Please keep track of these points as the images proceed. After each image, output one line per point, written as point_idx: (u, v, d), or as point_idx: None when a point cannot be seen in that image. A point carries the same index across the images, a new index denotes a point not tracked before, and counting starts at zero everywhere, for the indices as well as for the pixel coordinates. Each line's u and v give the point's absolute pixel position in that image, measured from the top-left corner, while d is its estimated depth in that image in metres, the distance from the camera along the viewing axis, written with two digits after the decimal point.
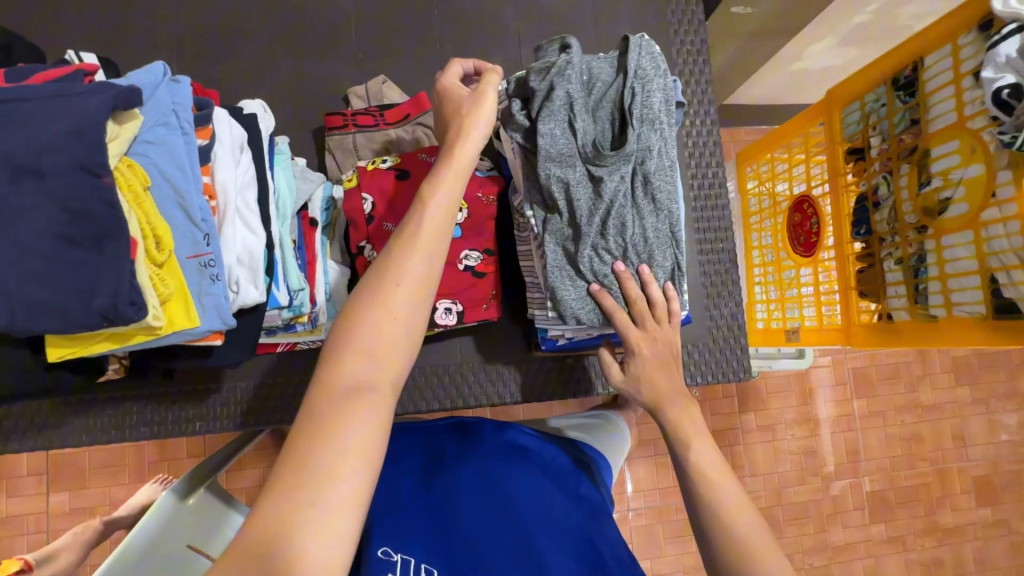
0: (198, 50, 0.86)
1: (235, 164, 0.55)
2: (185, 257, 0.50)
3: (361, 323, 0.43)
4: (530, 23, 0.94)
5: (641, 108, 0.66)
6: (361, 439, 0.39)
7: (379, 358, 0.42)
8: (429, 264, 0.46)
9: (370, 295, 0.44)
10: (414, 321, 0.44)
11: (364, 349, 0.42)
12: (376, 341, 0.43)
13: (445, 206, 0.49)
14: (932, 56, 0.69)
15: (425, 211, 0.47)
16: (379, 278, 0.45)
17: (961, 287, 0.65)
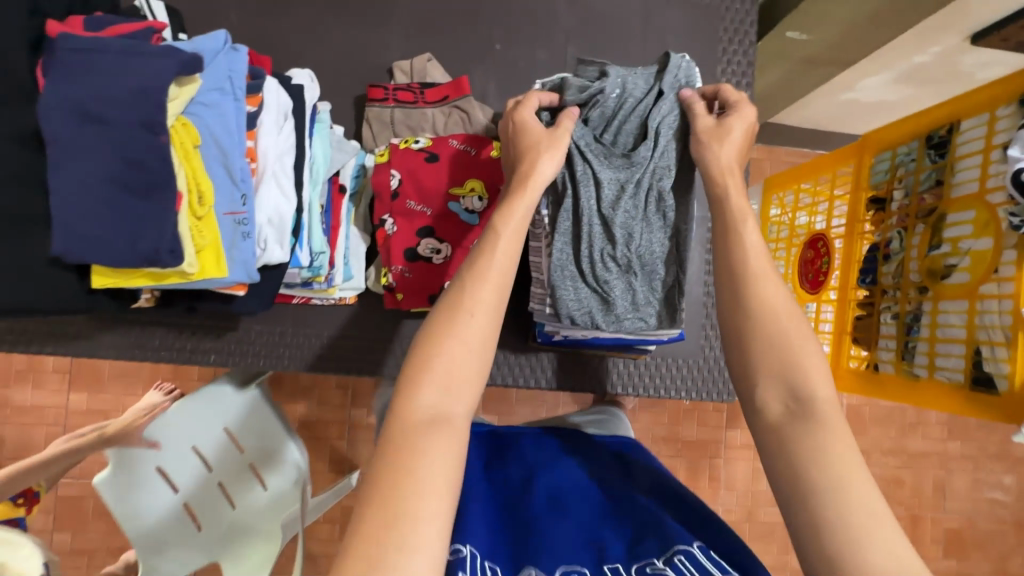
0: (257, 3, 0.89)
1: (277, 130, 0.59)
2: (222, 213, 0.54)
3: (438, 354, 0.47)
4: (582, 20, 0.94)
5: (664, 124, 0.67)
6: (440, 472, 0.42)
7: (445, 389, 0.46)
8: (497, 297, 0.50)
9: (445, 323, 0.48)
10: (479, 355, 0.48)
11: (442, 384, 0.46)
12: (449, 372, 0.46)
13: (512, 239, 0.53)
14: (970, 121, 0.69)
15: (498, 241, 0.52)
16: (454, 308, 0.49)
17: (947, 352, 0.67)
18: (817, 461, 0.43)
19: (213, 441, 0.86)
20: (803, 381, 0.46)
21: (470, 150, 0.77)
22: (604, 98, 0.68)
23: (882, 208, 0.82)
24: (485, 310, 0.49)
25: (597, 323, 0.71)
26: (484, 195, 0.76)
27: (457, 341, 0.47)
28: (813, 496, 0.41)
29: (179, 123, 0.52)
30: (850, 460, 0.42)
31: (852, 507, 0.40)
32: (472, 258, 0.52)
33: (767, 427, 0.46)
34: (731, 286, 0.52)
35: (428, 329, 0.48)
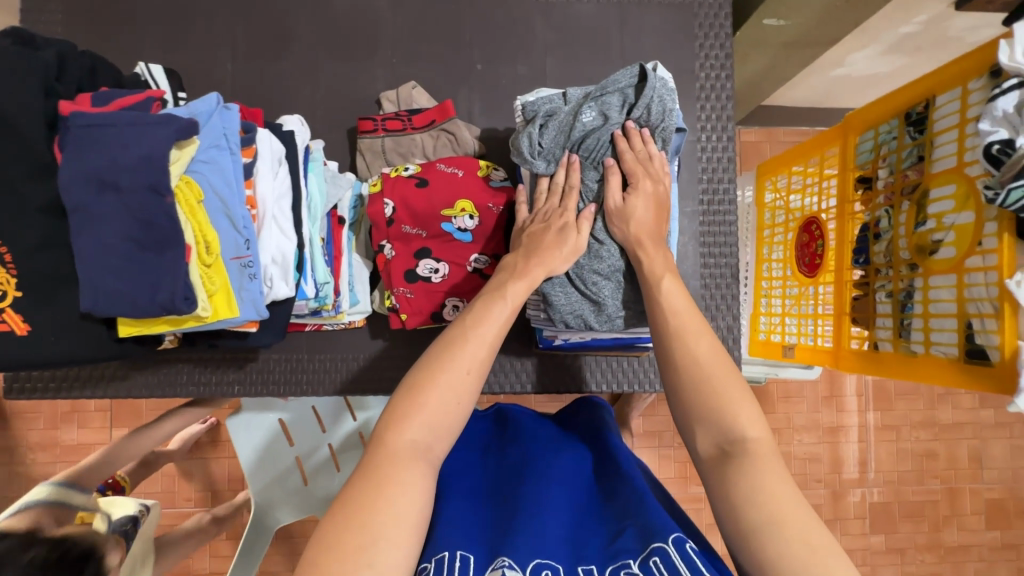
0: (250, 51, 0.94)
1: (273, 176, 0.64)
2: (229, 258, 0.59)
3: (427, 399, 0.55)
4: (560, 31, 0.97)
5: (623, 150, 0.71)
6: (413, 501, 0.49)
7: (432, 432, 0.54)
8: (484, 358, 0.59)
9: (437, 377, 0.56)
10: (462, 410, 0.56)
11: (428, 426, 0.54)
12: (437, 417, 0.55)
13: (502, 317, 0.63)
14: (944, 97, 0.69)
15: (495, 309, 0.62)
16: (452, 362, 0.57)
17: (941, 327, 0.68)
18: (746, 489, 0.49)
19: (331, 409, 1.01)
20: (732, 421, 0.53)
21: (458, 172, 0.80)
22: (585, 121, 0.72)
23: (869, 189, 0.83)
24: (476, 378, 0.58)
25: (591, 325, 0.74)
26: (475, 214, 0.80)
27: (450, 392, 0.56)
28: (739, 521, 0.48)
29: (183, 182, 0.56)
30: (778, 487, 0.48)
31: (783, 532, 0.46)
32: (466, 318, 0.62)
33: (708, 466, 0.53)
34: (663, 350, 0.60)
35: (426, 371, 0.57)
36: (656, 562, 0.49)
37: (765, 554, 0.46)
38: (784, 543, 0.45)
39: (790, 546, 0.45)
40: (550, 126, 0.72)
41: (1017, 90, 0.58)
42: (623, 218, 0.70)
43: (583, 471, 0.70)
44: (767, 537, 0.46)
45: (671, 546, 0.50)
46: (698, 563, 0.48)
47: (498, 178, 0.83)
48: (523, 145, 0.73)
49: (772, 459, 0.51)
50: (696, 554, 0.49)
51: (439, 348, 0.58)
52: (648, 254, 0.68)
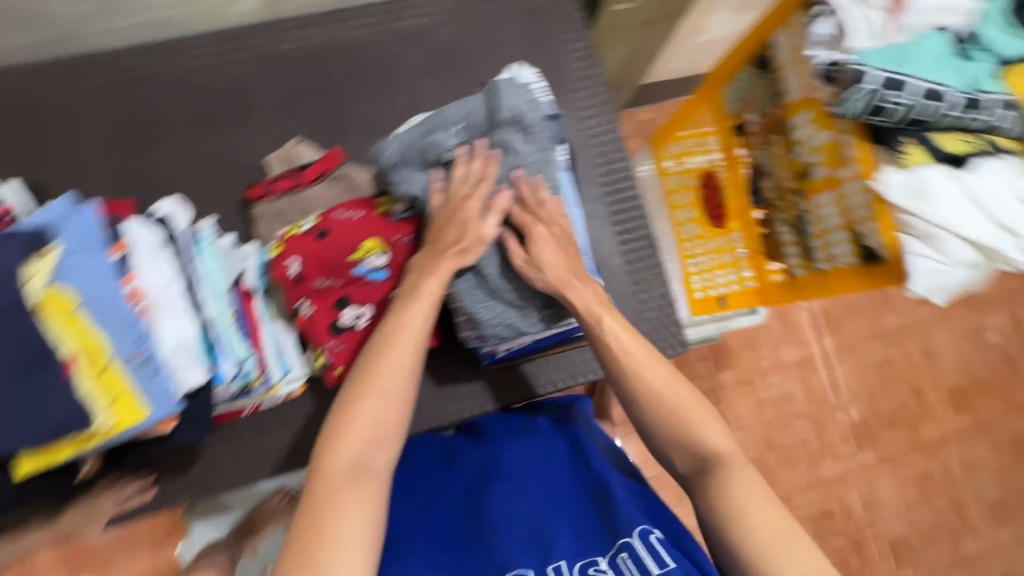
0: (119, 148, 0.91)
1: (155, 265, 0.62)
2: (125, 358, 0.55)
3: (359, 414, 0.59)
4: (429, 58, 0.99)
5: (471, 167, 0.73)
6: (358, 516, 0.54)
7: (366, 445, 0.58)
8: (406, 359, 0.63)
9: (366, 389, 0.60)
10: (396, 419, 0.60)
11: (362, 440, 0.58)
12: (373, 431, 0.59)
13: (424, 314, 0.66)
14: (778, 35, 0.75)
15: (416, 307, 0.66)
16: (378, 371, 0.61)
17: (835, 241, 0.72)
18: (728, 497, 0.55)
19: None
20: (700, 433, 0.59)
21: (355, 215, 0.79)
22: (449, 143, 0.74)
23: (744, 131, 0.88)
24: (406, 382, 0.62)
25: (522, 328, 0.74)
26: (384, 251, 0.79)
27: (379, 400, 0.60)
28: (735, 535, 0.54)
29: (51, 294, 0.53)
30: (751, 496, 0.55)
31: (754, 521, 0.54)
32: (389, 321, 0.66)
33: (697, 481, 0.58)
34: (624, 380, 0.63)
35: (354, 388, 0.61)
36: (625, 559, 0.62)
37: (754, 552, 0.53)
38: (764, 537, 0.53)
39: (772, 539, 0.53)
40: (416, 149, 0.75)
41: (826, 15, 0.63)
42: (536, 266, 0.71)
43: (548, 452, 0.79)
44: (743, 537, 0.54)
45: (637, 541, 0.63)
46: (663, 555, 0.61)
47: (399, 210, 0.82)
48: (386, 153, 0.75)
49: (744, 462, 0.58)
50: (659, 544, 0.63)
51: (363, 364, 0.63)
52: (575, 289, 0.69)
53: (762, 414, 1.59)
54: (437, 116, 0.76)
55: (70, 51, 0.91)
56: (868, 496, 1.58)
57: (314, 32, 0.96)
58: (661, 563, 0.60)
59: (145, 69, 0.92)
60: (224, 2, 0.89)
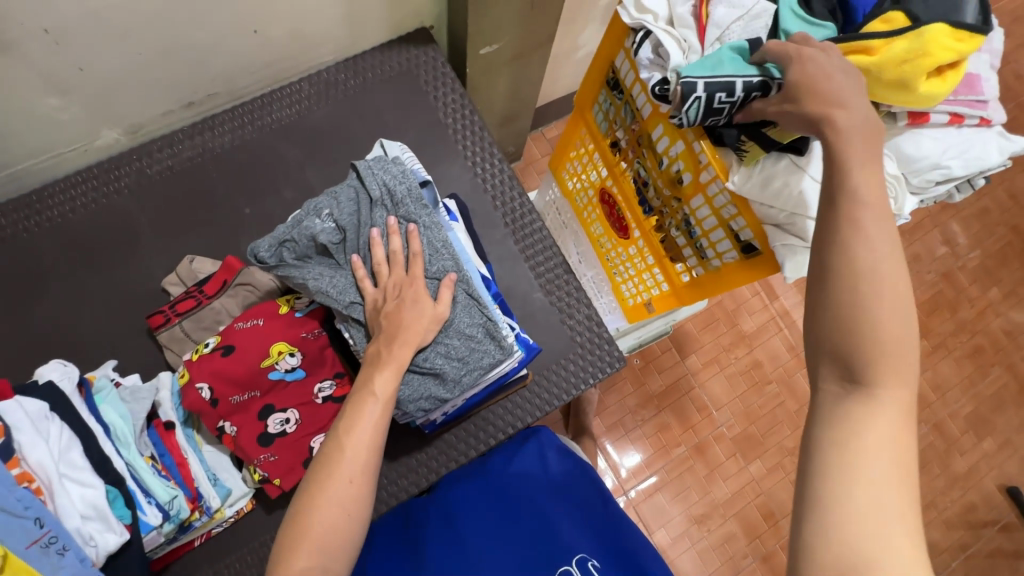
0: (14, 307, 0.89)
1: (44, 438, 0.59)
2: (25, 547, 0.53)
3: (313, 524, 0.60)
4: (313, 142, 1.00)
5: (392, 246, 0.74)
6: None
7: (325, 553, 0.60)
8: (365, 460, 0.64)
9: (321, 497, 0.61)
10: (353, 523, 0.62)
11: (318, 550, 0.59)
12: (328, 538, 0.60)
13: (378, 411, 0.67)
14: (618, 59, 0.79)
15: (368, 406, 0.67)
16: (334, 476, 0.62)
17: (718, 239, 0.75)
18: (844, 445, 0.48)
19: None
20: (872, 377, 0.49)
21: (258, 322, 0.79)
22: (326, 227, 0.75)
23: (618, 148, 0.91)
24: (361, 485, 0.63)
25: (444, 396, 0.75)
26: (295, 350, 0.79)
27: (335, 507, 0.61)
28: (816, 486, 0.48)
29: None
30: (873, 452, 0.47)
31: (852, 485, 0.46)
32: (344, 420, 0.66)
33: (822, 405, 0.51)
34: (843, 288, 0.50)
35: (308, 497, 0.62)
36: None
37: (833, 521, 0.46)
38: (855, 512, 0.46)
39: (873, 511, 0.45)
40: (295, 243, 0.74)
41: (646, 41, 0.68)
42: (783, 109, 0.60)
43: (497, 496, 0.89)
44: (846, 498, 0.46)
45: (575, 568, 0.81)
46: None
47: (303, 304, 0.82)
48: (265, 253, 0.74)
49: (892, 421, 0.48)
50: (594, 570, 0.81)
51: (319, 466, 0.63)
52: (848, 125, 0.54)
53: (735, 390, 1.62)
54: (309, 207, 0.75)
55: None
56: None
57: (187, 146, 0.96)
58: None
59: (19, 222, 0.90)
60: (84, 139, 0.90)
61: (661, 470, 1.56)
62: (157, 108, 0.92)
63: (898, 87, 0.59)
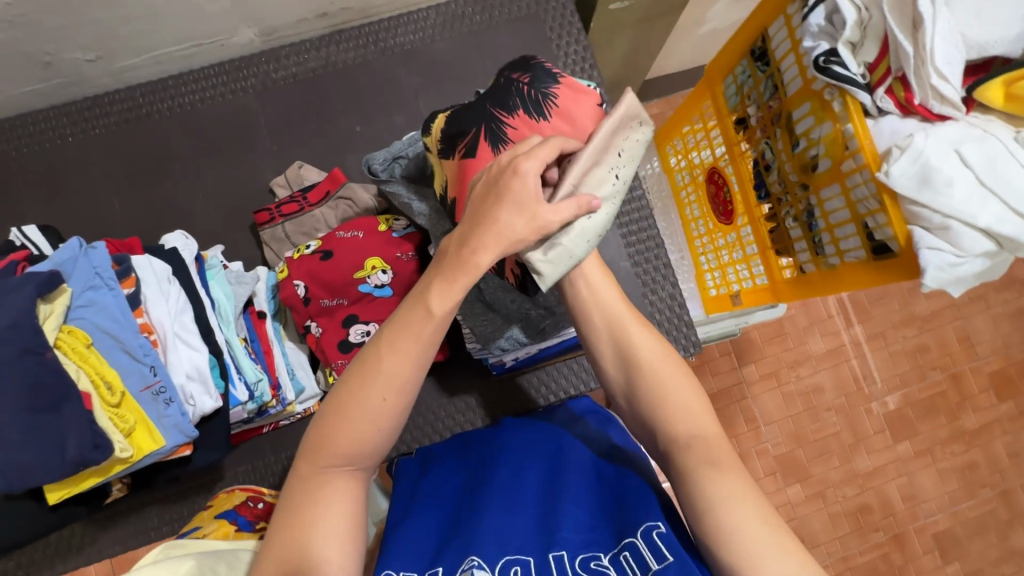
0: (135, 183, 0.95)
1: (164, 296, 0.63)
2: (138, 391, 0.59)
3: (338, 427, 0.51)
4: (425, 72, 1.00)
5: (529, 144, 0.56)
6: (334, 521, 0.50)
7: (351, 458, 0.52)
8: (407, 366, 0.52)
9: (345, 401, 0.52)
10: (387, 430, 0.53)
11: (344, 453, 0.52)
12: (355, 444, 0.52)
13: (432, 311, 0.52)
14: (773, 26, 0.74)
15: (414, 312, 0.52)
16: (366, 381, 0.52)
17: (844, 235, 0.69)
18: (703, 471, 0.52)
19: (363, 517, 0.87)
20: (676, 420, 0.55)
21: (358, 234, 0.81)
22: None
23: (744, 125, 0.86)
24: (396, 396, 0.52)
25: (524, 340, 0.75)
26: (386, 268, 0.80)
27: (365, 415, 0.51)
28: (708, 523, 0.50)
29: (65, 333, 0.56)
30: (719, 480, 0.51)
31: (726, 505, 0.49)
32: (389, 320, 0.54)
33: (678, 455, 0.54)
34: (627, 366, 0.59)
35: (337, 398, 0.53)
36: (627, 557, 0.56)
37: (735, 534, 0.48)
38: (744, 529, 0.48)
39: (757, 533, 0.48)
40: (408, 160, 0.75)
41: (820, 5, 0.62)
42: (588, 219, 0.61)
43: (561, 456, 0.72)
44: (721, 513, 0.49)
45: (641, 539, 0.56)
46: (663, 549, 0.54)
47: (401, 226, 0.83)
48: (378, 166, 0.76)
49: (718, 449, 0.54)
50: (663, 540, 0.56)
51: (354, 366, 0.53)
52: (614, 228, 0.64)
53: (790, 409, 1.54)
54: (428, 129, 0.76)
55: (80, 93, 0.94)
56: (907, 489, 1.52)
57: (311, 57, 0.98)
58: (661, 557, 0.54)
59: (153, 104, 0.95)
60: (225, 35, 0.91)
61: None
62: (293, 15, 0.92)
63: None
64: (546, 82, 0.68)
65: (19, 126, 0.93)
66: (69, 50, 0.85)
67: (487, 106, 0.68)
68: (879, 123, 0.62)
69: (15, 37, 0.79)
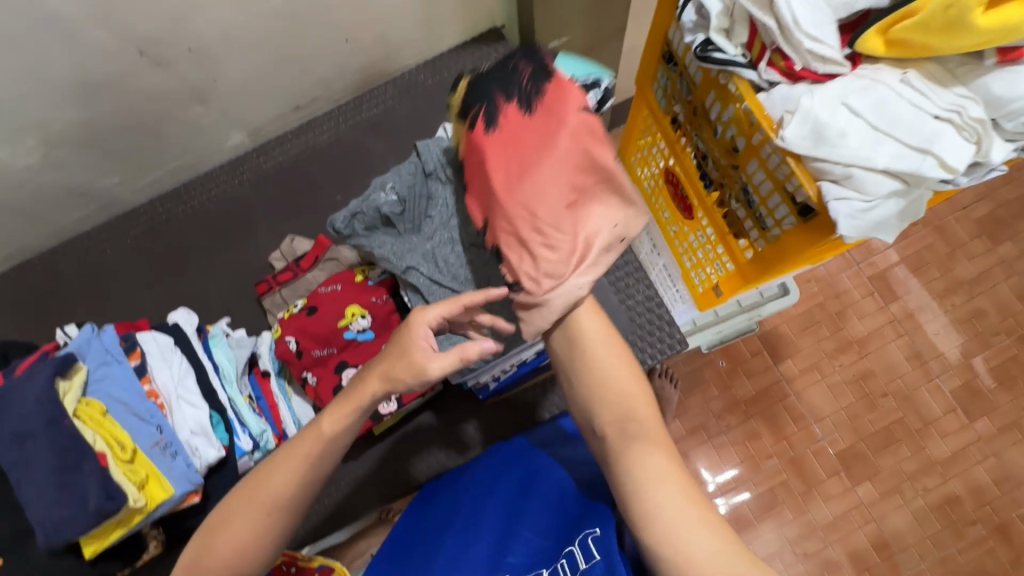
0: (163, 277, 1.09)
1: (168, 363, 0.73)
2: (148, 447, 0.68)
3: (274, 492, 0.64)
4: (397, 139, 1.12)
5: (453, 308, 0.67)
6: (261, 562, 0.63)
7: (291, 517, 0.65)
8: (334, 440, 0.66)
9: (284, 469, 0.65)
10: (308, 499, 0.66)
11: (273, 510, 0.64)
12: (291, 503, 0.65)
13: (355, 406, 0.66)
14: (672, 30, 0.79)
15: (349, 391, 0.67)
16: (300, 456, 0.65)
17: (776, 205, 0.70)
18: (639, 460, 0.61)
19: None
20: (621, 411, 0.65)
21: (337, 287, 0.90)
22: (388, 200, 0.83)
23: (677, 123, 0.90)
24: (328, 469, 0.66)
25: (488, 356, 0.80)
26: (365, 313, 0.88)
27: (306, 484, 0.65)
28: (648, 507, 0.57)
29: (83, 404, 0.67)
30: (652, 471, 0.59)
31: (653, 492, 0.58)
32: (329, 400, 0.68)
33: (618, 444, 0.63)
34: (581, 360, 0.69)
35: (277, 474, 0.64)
36: (564, 564, 0.66)
37: (664, 516, 0.56)
38: (669, 510, 0.56)
39: (683, 515, 0.56)
40: (360, 214, 0.84)
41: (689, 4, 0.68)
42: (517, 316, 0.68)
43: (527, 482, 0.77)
44: (655, 506, 0.57)
45: (575, 549, 0.66)
46: (592, 550, 0.65)
47: (376, 274, 0.92)
48: (339, 224, 0.84)
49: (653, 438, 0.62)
50: (596, 545, 0.64)
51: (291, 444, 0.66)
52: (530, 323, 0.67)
53: (840, 401, 1.43)
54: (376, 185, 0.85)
55: (115, 212, 1.12)
56: (999, 471, 1.38)
57: (295, 143, 1.13)
58: (589, 557, 0.64)
59: (172, 208, 1.11)
60: (219, 140, 1.08)
61: (751, 483, 1.39)
62: (274, 112, 1.08)
63: (945, 28, 0.56)
64: (543, 83, 0.66)
65: (70, 248, 1.11)
66: (99, 178, 1.04)
67: (492, 84, 0.69)
68: (771, 94, 0.64)
69: (55, 175, 0.99)
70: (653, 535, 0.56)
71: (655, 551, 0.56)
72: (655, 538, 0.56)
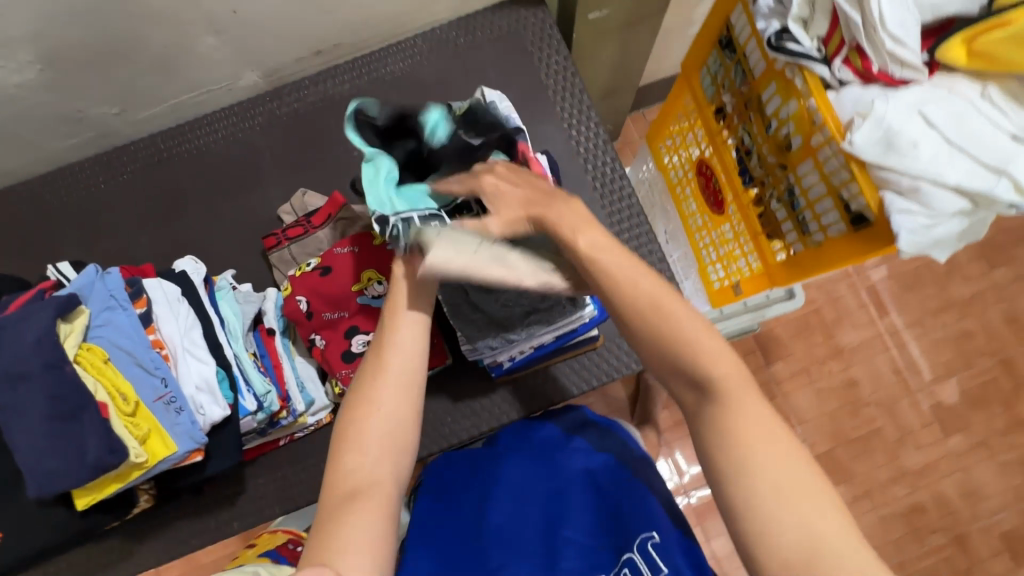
0: (159, 219, 1.03)
1: (175, 314, 0.69)
2: (151, 401, 0.65)
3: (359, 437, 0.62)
4: (418, 98, 1.06)
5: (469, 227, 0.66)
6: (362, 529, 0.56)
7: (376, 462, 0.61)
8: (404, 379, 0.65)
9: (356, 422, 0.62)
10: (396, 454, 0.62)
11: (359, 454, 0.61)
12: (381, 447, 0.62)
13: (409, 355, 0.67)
14: (734, 14, 0.75)
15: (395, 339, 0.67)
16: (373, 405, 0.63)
17: (825, 210, 0.69)
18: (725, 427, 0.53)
19: None
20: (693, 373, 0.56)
21: (355, 249, 0.85)
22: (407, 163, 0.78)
23: (722, 114, 0.87)
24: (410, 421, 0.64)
25: (511, 337, 0.78)
26: (381, 279, 0.84)
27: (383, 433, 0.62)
28: (745, 483, 0.51)
29: (84, 349, 0.63)
30: (750, 437, 0.52)
31: (749, 464, 0.51)
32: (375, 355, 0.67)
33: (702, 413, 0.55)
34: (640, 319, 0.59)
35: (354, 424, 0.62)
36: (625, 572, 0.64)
37: (767, 497, 0.49)
38: (776, 480, 0.50)
39: (790, 481, 0.49)
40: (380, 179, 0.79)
41: None
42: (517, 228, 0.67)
43: (564, 474, 0.75)
44: (755, 481, 0.50)
45: (636, 554, 0.65)
46: (657, 560, 0.64)
47: None
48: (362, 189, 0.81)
49: (741, 396, 0.54)
50: (658, 552, 0.64)
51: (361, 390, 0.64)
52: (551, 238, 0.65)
53: (825, 405, 1.46)
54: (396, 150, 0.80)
55: (111, 144, 1.05)
56: (965, 485, 1.42)
57: (309, 91, 1.06)
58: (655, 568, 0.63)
59: (173, 147, 1.04)
60: (231, 79, 1.01)
61: None
62: (292, 55, 1.01)
63: None
64: None
65: (59, 177, 1.04)
66: (97, 106, 0.96)
67: None
68: (840, 94, 0.62)
69: (49, 99, 0.91)
70: (761, 516, 0.49)
71: (767, 531, 0.49)
72: (763, 517, 0.49)
